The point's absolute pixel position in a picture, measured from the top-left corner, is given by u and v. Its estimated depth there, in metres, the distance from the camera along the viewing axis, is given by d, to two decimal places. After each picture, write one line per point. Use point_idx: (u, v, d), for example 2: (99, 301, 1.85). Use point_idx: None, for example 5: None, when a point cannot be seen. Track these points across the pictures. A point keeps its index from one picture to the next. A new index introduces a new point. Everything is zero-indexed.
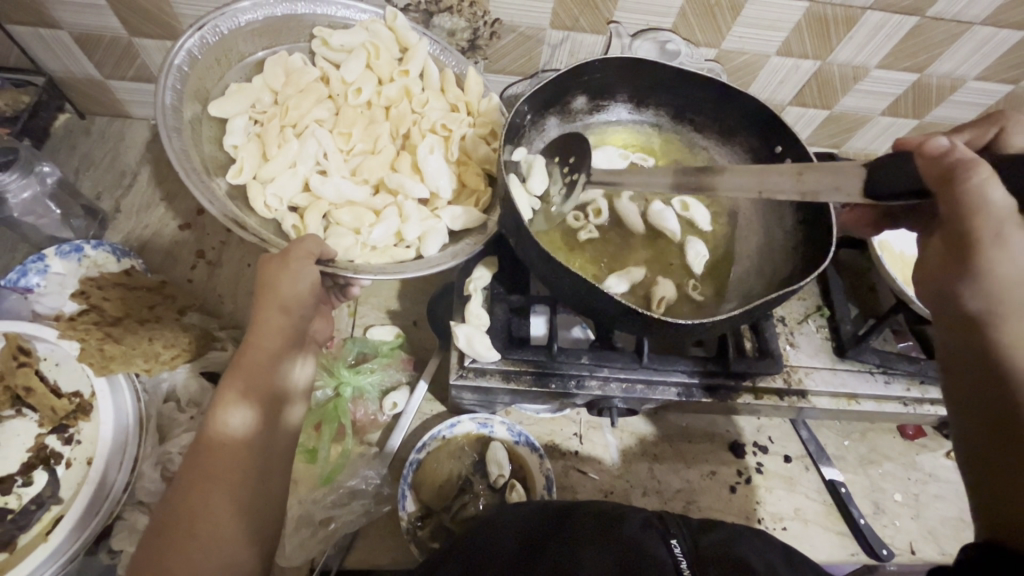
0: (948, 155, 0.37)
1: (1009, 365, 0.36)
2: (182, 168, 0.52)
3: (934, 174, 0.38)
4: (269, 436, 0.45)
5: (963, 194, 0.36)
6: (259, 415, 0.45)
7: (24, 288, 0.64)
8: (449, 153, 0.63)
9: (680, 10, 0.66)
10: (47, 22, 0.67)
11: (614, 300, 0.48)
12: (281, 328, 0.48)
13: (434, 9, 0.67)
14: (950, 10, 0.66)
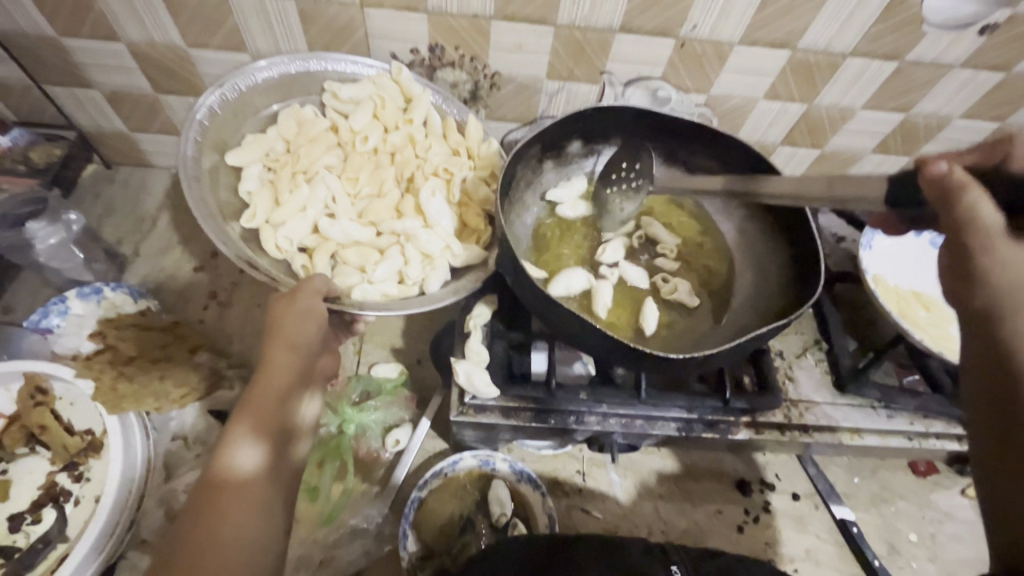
0: (950, 175, 0.36)
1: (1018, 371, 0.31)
2: (200, 215, 0.56)
3: (936, 193, 0.36)
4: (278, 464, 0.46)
5: (960, 209, 0.35)
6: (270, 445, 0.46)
7: (44, 329, 0.67)
8: (450, 195, 0.66)
9: (669, 60, 0.70)
10: (81, 82, 0.73)
11: (607, 335, 0.49)
12: (291, 362, 0.50)
13: (437, 64, 0.72)
14: (928, 54, 0.70)
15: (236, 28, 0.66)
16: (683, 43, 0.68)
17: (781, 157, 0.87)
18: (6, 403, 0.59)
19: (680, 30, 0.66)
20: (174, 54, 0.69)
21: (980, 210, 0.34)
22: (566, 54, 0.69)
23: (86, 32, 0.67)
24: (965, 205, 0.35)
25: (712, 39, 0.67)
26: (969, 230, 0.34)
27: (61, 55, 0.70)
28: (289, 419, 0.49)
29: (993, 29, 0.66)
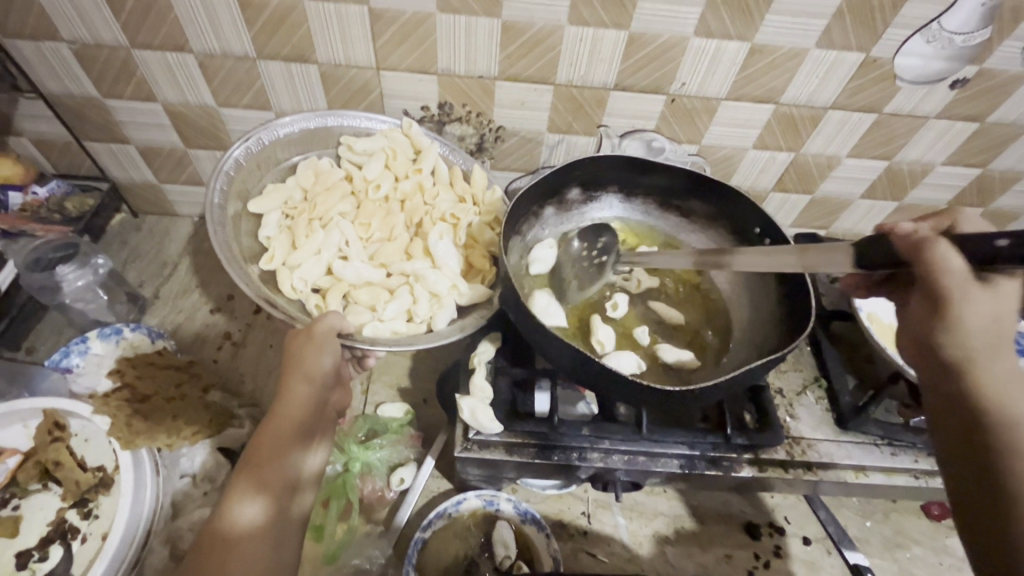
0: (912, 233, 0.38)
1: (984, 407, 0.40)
2: (224, 257, 0.60)
3: (906, 250, 0.38)
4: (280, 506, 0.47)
5: (932, 265, 0.37)
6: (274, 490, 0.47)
7: (64, 368, 0.70)
8: (457, 238, 0.70)
9: (661, 114, 0.75)
10: (118, 138, 0.80)
11: (607, 370, 0.51)
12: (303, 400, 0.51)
13: (446, 120, 0.77)
14: (905, 106, 0.74)
15: (263, 89, 0.73)
16: (673, 98, 0.73)
17: (773, 204, 0.91)
18: (24, 439, 0.61)
19: (670, 87, 0.72)
20: (205, 113, 0.76)
21: (950, 262, 0.37)
22: (564, 109, 0.75)
23: (127, 94, 0.73)
24: (937, 259, 0.37)
25: (701, 95, 0.73)
26: (941, 281, 0.38)
27: (102, 114, 0.76)
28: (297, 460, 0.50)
29: (963, 83, 0.71)
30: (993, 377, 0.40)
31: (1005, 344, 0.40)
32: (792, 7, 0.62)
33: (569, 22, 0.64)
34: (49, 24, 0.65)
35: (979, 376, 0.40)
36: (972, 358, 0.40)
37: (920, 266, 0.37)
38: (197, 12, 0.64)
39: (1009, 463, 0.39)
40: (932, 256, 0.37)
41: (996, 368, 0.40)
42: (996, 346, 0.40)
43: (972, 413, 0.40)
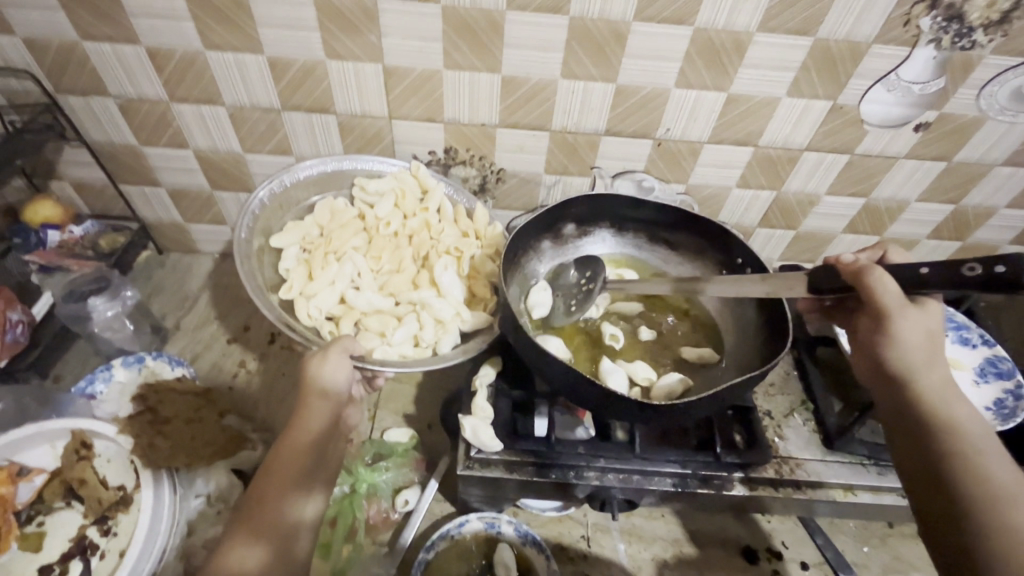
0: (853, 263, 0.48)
1: (927, 412, 0.46)
2: (249, 286, 0.65)
3: (849, 276, 0.48)
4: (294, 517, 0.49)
5: (870, 287, 0.47)
6: (285, 511, 0.48)
7: (89, 395, 0.74)
8: (461, 269, 0.75)
9: (649, 157, 0.82)
10: (151, 181, 0.87)
11: (598, 387, 0.54)
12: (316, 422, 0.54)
13: (451, 163, 0.84)
14: (875, 147, 0.80)
15: (285, 136, 0.80)
16: (660, 142, 0.80)
17: (760, 239, 0.96)
18: (50, 459, 0.65)
19: (656, 132, 0.78)
20: (231, 158, 0.83)
21: (885, 285, 0.46)
22: (560, 152, 0.81)
23: (163, 142, 0.81)
24: (873, 282, 0.46)
25: (685, 139, 0.79)
26: (880, 302, 0.47)
27: (139, 160, 0.83)
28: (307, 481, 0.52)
29: (926, 126, 0.77)
30: (929, 387, 0.47)
31: (937, 358, 0.47)
32: (761, 61, 0.69)
33: (562, 76, 0.71)
34: (100, 82, 0.73)
35: (919, 386, 0.47)
36: (912, 371, 0.47)
37: (862, 288, 0.47)
38: (231, 70, 0.72)
39: (950, 464, 0.43)
40: (870, 281, 0.47)
41: (932, 380, 0.47)
42: (929, 360, 0.47)
43: (917, 419, 0.46)
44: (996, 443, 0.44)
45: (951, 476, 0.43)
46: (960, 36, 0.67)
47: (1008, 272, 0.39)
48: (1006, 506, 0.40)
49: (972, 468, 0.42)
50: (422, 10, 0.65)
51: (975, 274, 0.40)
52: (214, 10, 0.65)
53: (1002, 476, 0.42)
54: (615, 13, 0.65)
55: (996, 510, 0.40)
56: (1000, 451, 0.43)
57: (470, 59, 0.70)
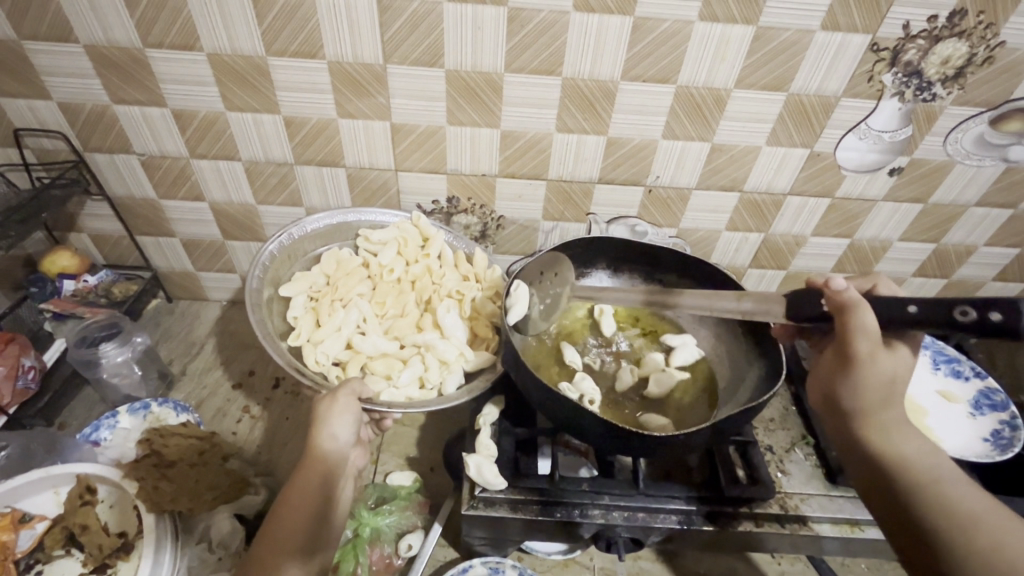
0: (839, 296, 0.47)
1: (882, 448, 0.46)
2: (259, 333, 0.68)
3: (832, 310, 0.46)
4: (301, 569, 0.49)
5: (853, 325, 0.45)
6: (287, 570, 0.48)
7: (94, 440, 0.75)
8: (462, 311, 0.78)
9: (641, 203, 0.87)
10: (166, 233, 0.91)
11: (598, 420, 0.56)
12: (317, 471, 0.54)
13: (453, 212, 0.88)
14: (854, 190, 0.85)
15: (297, 188, 0.85)
16: (651, 189, 0.84)
17: (752, 279, 1.00)
18: (53, 505, 0.66)
19: (646, 179, 0.83)
20: (244, 209, 0.87)
21: (864, 323, 0.45)
22: (556, 200, 0.86)
23: (180, 195, 0.85)
24: (855, 320, 0.45)
25: (674, 185, 0.84)
26: (853, 342, 0.45)
27: (155, 212, 0.88)
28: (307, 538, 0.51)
29: (900, 171, 0.82)
30: (883, 424, 0.47)
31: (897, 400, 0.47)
32: (740, 114, 0.75)
33: (556, 130, 0.77)
34: (126, 141, 0.79)
35: (872, 422, 0.47)
36: (869, 408, 0.47)
37: (843, 325, 0.46)
38: (249, 129, 0.77)
39: (915, 496, 0.44)
40: (851, 318, 0.45)
41: (887, 415, 0.47)
42: (887, 399, 0.46)
43: (872, 455, 0.46)
44: (955, 472, 0.44)
45: (921, 510, 0.43)
46: (921, 90, 0.73)
47: (1003, 321, 0.38)
48: (977, 535, 0.40)
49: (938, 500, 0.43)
50: (427, 72, 0.71)
51: (969, 320, 0.40)
52: (236, 75, 0.71)
53: (970, 503, 0.42)
54: (604, 73, 0.71)
55: (962, 541, 0.40)
56: (962, 479, 0.44)
57: (471, 116, 0.76)
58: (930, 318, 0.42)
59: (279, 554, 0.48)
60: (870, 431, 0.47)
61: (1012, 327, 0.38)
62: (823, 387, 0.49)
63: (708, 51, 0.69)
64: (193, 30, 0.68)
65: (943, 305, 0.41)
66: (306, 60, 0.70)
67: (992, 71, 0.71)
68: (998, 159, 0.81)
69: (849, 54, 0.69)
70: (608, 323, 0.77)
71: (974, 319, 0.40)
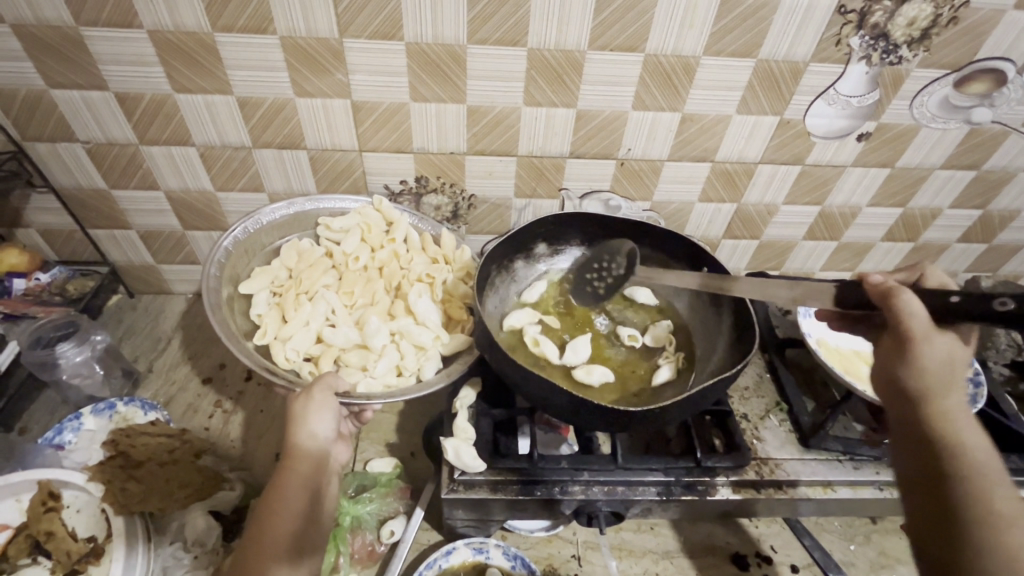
0: (884, 284, 0.48)
1: (946, 440, 0.44)
2: (222, 334, 0.65)
3: (878, 297, 0.47)
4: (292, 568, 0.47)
5: (901, 309, 0.45)
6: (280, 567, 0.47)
7: (57, 444, 0.72)
8: (434, 295, 0.77)
9: (613, 177, 0.85)
10: (121, 225, 0.86)
11: (573, 398, 0.55)
12: (302, 469, 0.53)
13: (423, 192, 0.86)
14: (823, 157, 0.85)
15: (256, 173, 0.81)
16: (622, 162, 0.83)
17: (726, 251, 1.00)
18: (17, 513, 0.63)
19: (618, 152, 0.82)
20: (203, 197, 0.84)
21: (913, 307, 0.45)
22: (528, 176, 0.84)
23: (133, 185, 0.81)
24: (902, 303, 0.45)
25: (646, 157, 0.83)
26: (906, 321, 0.45)
27: (108, 203, 0.83)
28: (296, 534, 0.49)
29: (868, 136, 0.82)
30: (951, 412, 0.45)
31: (959, 382, 0.45)
32: (709, 82, 0.74)
33: (524, 104, 0.75)
34: (68, 128, 0.74)
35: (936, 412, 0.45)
36: (934, 394, 0.45)
37: (893, 309, 0.46)
38: (201, 111, 0.73)
39: (960, 484, 0.42)
40: (899, 301, 0.45)
41: (953, 404, 0.45)
42: (950, 386, 0.45)
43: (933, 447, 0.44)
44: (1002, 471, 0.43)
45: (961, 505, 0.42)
46: (887, 53, 0.73)
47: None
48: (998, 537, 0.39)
49: (981, 499, 0.41)
50: (386, 46, 0.68)
51: (1002, 310, 0.41)
52: (183, 54, 0.67)
53: (1010, 506, 0.40)
54: (570, 42, 0.69)
55: (991, 536, 0.40)
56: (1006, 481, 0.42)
57: (435, 92, 0.73)
58: (974, 306, 0.42)
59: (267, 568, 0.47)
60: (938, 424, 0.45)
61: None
62: (887, 371, 0.48)
63: (676, 17, 0.67)
64: (131, 6, 0.63)
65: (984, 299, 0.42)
66: (255, 36, 0.66)
67: (957, 31, 0.71)
68: (962, 121, 0.81)
69: (817, 17, 0.68)
70: (536, 289, 0.77)
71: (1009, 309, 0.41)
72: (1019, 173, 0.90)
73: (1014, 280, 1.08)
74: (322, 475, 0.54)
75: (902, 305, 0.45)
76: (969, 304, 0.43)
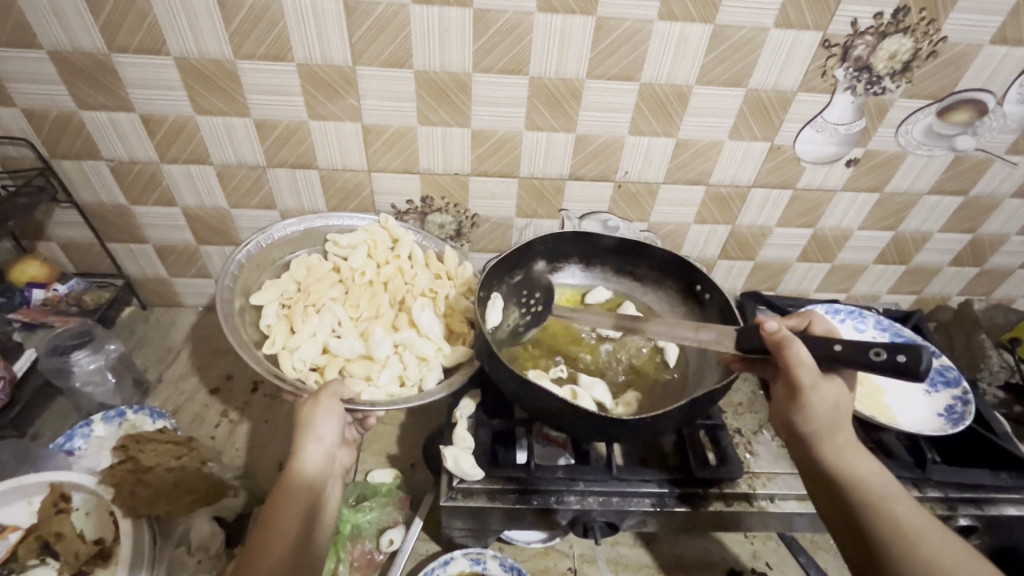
0: (775, 334, 0.54)
1: (841, 472, 0.50)
2: (233, 342, 0.68)
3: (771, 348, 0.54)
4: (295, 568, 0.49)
5: (789, 361, 0.52)
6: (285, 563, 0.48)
7: (68, 450, 0.74)
8: (437, 309, 0.80)
9: (611, 198, 0.89)
10: (138, 239, 0.90)
11: (569, 406, 0.57)
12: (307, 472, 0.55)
13: (428, 211, 0.90)
14: (814, 181, 0.88)
15: (270, 191, 0.85)
16: (620, 185, 0.87)
17: (722, 271, 1.02)
18: (27, 515, 0.65)
19: (615, 175, 0.85)
20: (218, 214, 0.87)
21: (800, 358, 0.52)
22: (529, 197, 0.88)
23: (152, 201, 0.85)
24: (791, 355, 0.52)
25: (643, 180, 0.86)
26: (795, 372, 0.52)
27: (127, 219, 0.87)
28: (301, 533, 0.51)
29: (856, 162, 0.86)
30: (838, 445, 0.51)
31: (842, 421, 0.52)
32: (702, 110, 0.78)
33: (526, 128, 0.79)
34: (94, 147, 0.78)
35: (822, 449, 0.52)
36: (824, 432, 0.52)
37: (783, 360, 0.53)
38: (220, 132, 0.77)
39: (863, 510, 0.48)
40: (788, 352, 0.52)
41: (839, 437, 0.52)
42: (834, 424, 0.52)
43: (830, 478, 0.51)
44: (899, 488, 0.49)
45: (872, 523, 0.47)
46: (871, 83, 0.77)
47: (907, 361, 0.47)
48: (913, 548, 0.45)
49: (886, 519, 0.47)
50: (397, 73, 0.72)
51: (881, 359, 0.48)
52: (206, 79, 0.72)
53: (910, 518, 0.46)
54: (570, 71, 0.73)
55: (905, 553, 0.45)
56: (902, 492, 0.48)
57: (442, 116, 0.77)
58: (849, 355, 0.50)
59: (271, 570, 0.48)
60: (833, 458, 0.51)
61: (913, 367, 0.47)
62: (782, 416, 0.54)
63: (669, 49, 0.71)
64: (160, 34, 0.68)
65: (860, 347, 0.49)
66: (274, 63, 0.71)
67: (938, 64, 0.75)
68: (946, 148, 0.85)
69: (802, 50, 0.72)
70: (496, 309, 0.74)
71: (885, 359, 0.48)
72: (1005, 199, 0.93)
73: (1007, 304, 1.10)
74: (326, 478, 0.56)
75: (789, 355, 0.52)
76: (846, 354, 0.50)
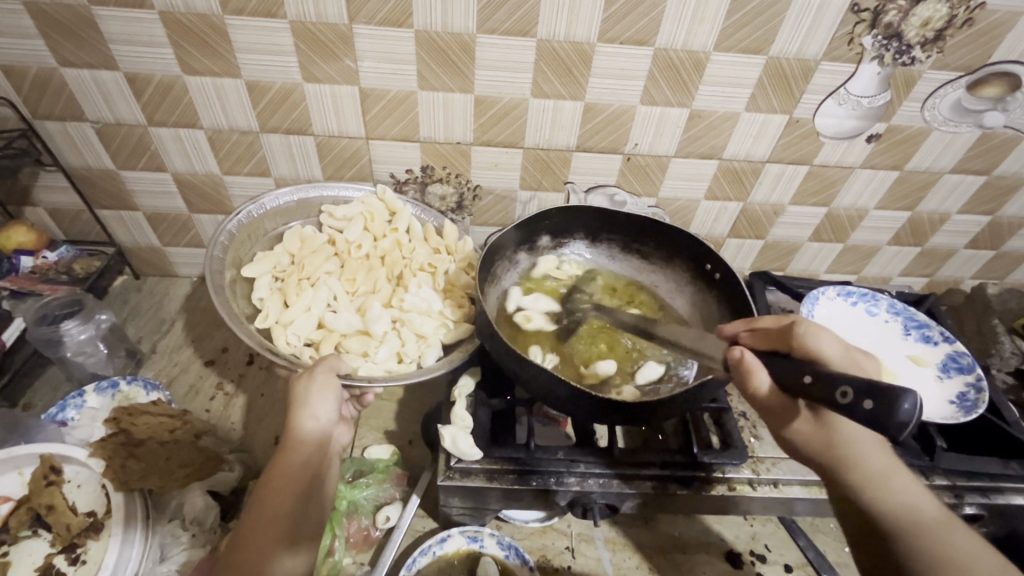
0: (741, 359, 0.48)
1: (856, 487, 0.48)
2: (225, 315, 0.65)
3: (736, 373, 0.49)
4: (290, 551, 0.48)
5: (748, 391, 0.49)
6: (281, 550, 0.47)
7: (60, 421, 0.73)
8: (436, 285, 0.77)
9: (619, 171, 0.85)
10: (128, 206, 0.87)
11: (570, 387, 0.55)
12: (302, 452, 0.53)
13: (428, 181, 0.86)
14: (831, 158, 0.85)
15: (263, 157, 0.81)
16: (629, 157, 0.83)
17: (731, 249, 0.99)
18: (18, 486, 0.64)
19: (624, 147, 0.81)
20: (211, 181, 0.84)
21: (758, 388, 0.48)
22: (533, 168, 0.84)
23: (141, 166, 0.82)
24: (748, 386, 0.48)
25: (653, 153, 0.82)
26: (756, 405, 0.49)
27: (115, 184, 0.84)
28: (295, 514, 0.50)
29: (877, 138, 0.82)
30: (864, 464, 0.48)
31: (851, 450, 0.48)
32: (718, 78, 0.73)
33: (532, 95, 0.74)
34: (77, 107, 0.74)
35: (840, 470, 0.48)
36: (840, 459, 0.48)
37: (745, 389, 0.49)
38: (209, 93, 0.73)
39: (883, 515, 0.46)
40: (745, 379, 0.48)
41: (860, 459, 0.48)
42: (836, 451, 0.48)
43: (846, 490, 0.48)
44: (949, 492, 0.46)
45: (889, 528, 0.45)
46: (900, 53, 0.72)
47: (872, 409, 0.38)
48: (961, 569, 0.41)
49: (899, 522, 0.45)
50: (396, 34, 0.68)
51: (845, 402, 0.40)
52: (194, 36, 0.67)
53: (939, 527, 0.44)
54: (580, 34, 0.68)
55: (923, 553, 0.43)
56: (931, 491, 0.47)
57: (444, 81, 0.73)
58: (816, 394, 0.42)
59: (267, 548, 0.47)
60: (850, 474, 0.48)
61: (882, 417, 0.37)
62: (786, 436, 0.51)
63: (687, 11, 0.67)
64: None
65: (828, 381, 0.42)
66: (265, 19, 0.66)
67: (971, 33, 0.70)
68: (974, 125, 0.80)
69: (829, 15, 0.68)
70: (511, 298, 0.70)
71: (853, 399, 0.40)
72: None
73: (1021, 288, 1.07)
74: (321, 456, 0.55)
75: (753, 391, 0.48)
76: (816, 388, 0.43)
